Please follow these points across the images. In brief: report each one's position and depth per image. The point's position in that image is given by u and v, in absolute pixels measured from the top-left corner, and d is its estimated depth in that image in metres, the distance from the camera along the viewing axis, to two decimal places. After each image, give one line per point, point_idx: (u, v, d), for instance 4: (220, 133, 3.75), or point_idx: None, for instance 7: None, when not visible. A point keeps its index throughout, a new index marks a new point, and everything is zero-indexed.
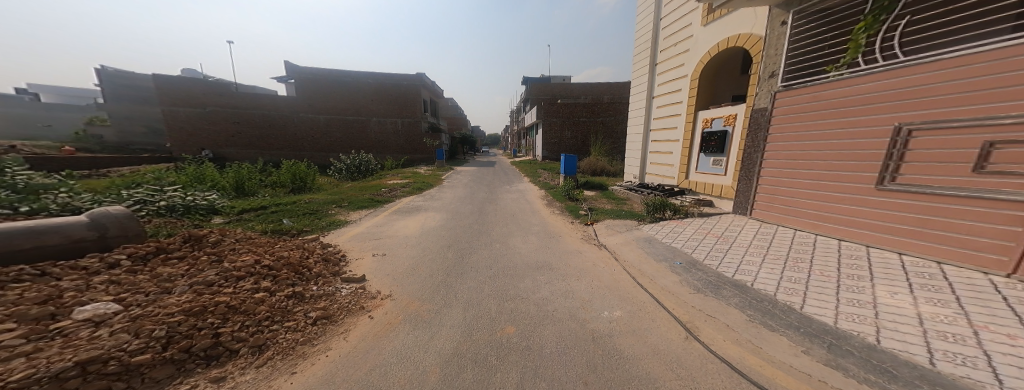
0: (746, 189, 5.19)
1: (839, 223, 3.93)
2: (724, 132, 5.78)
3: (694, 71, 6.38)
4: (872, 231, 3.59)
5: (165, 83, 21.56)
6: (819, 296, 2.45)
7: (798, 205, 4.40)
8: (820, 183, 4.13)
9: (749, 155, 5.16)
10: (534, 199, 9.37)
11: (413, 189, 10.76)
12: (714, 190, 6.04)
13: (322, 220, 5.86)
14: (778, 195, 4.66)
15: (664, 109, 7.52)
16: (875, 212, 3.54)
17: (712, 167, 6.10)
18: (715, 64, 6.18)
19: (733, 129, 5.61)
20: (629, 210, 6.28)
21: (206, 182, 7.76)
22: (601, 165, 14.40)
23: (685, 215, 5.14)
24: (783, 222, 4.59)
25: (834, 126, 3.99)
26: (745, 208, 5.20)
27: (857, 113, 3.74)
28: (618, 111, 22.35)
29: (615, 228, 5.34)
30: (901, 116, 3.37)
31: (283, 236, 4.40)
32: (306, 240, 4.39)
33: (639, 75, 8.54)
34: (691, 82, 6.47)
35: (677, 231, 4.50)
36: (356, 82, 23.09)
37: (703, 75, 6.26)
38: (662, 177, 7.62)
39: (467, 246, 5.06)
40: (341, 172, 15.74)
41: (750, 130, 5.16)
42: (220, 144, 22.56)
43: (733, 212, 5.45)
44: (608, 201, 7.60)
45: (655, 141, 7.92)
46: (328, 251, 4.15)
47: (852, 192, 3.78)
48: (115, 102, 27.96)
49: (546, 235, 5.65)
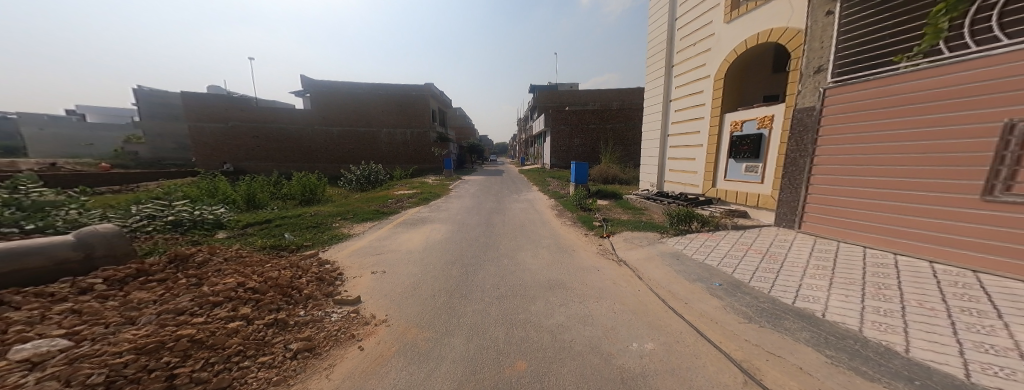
0: (791, 198, 4.68)
1: (931, 241, 3.27)
2: (758, 136, 5.30)
3: (719, 71, 5.93)
4: (981, 253, 2.92)
5: (190, 99, 22.60)
6: (929, 336, 1.90)
7: (870, 219, 3.78)
8: (891, 191, 3.58)
9: (794, 160, 4.66)
10: (544, 209, 8.98)
11: (420, 200, 10.58)
12: (750, 199, 5.50)
13: (323, 234, 5.67)
14: (837, 206, 4.11)
15: (682, 112, 7.06)
16: (985, 230, 2.90)
17: (745, 174, 5.59)
18: (744, 62, 5.73)
19: (769, 132, 5.11)
20: (649, 221, 5.79)
21: (217, 196, 7.77)
22: (613, 172, 13.89)
23: (716, 228, 4.60)
24: (846, 237, 4.01)
25: (914, 125, 3.40)
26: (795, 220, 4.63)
27: (945, 109, 3.17)
28: (629, 116, 21.83)
29: (635, 241, 4.86)
30: (1013, 110, 2.73)
31: (280, 253, 4.17)
32: (303, 258, 4.15)
33: (654, 78, 8.15)
34: (716, 82, 6.00)
35: (709, 245, 3.99)
36: (367, 95, 23.65)
37: (730, 75, 5.80)
38: (684, 185, 7.10)
39: (473, 261, 4.71)
40: (351, 183, 15.91)
41: (793, 133, 4.65)
42: (239, 157, 23.40)
43: (779, 225, 4.90)
44: (623, 211, 7.11)
45: (674, 147, 7.43)
46: (325, 270, 3.88)
47: (941, 203, 3.21)
48: (147, 120, 29.71)
49: (559, 249, 5.22)
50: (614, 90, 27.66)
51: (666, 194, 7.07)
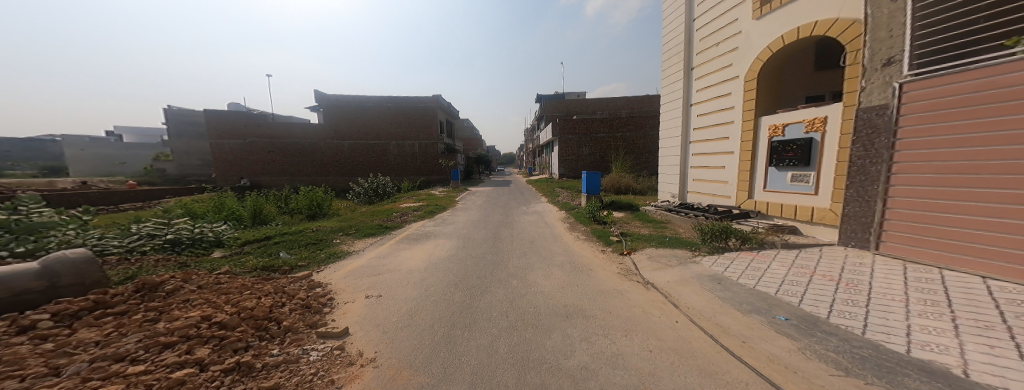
0: (862, 214, 3.86)
1: None
2: (806, 141, 4.55)
3: (751, 71, 5.33)
4: None
5: (210, 117, 23.43)
6: None
7: (984, 241, 2.90)
8: (1001, 204, 2.80)
9: (860, 167, 3.89)
10: (554, 222, 8.45)
11: (425, 213, 10.26)
12: (801, 213, 4.73)
13: (320, 251, 5.32)
14: (932, 225, 3.26)
15: (707, 117, 6.48)
16: None
17: (791, 184, 4.85)
18: (782, 59, 5.08)
19: (822, 136, 4.37)
20: (675, 235, 5.16)
21: (222, 213, 7.60)
22: (626, 181, 13.28)
23: (759, 245, 3.97)
24: (950, 264, 3.12)
25: None
26: (868, 239, 3.81)
27: None
28: (640, 124, 21.27)
29: (661, 260, 4.26)
30: None
31: (270, 275, 3.81)
32: (294, 280, 3.77)
33: (671, 82, 7.67)
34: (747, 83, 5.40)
35: (757, 266, 3.31)
36: (377, 109, 24.05)
37: (765, 74, 5.18)
38: (713, 197, 6.43)
39: (479, 283, 4.22)
40: (359, 196, 15.90)
41: (860, 135, 3.87)
42: (256, 172, 24.06)
43: (850, 245, 4.02)
44: (643, 224, 6.50)
45: (698, 155, 6.82)
46: (316, 294, 3.48)
47: None
48: (174, 139, 31.26)
49: (573, 268, 4.67)
50: (623, 98, 27.24)
51: (692, 206, 6.40)
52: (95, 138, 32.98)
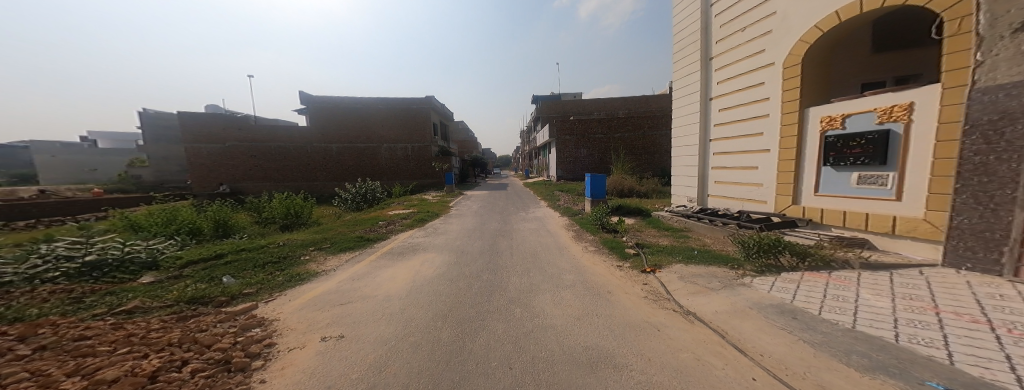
0: (982, 227, 2.89)
1: None
2: (883, 133, 3.71)
3: (791, 55, 4.64)
4: None
5: (188, 119, 22.09)
6: None
7: None
8: None
9: (976, 164, 2.94)
10: (558, 231, 7.65)
11: (415, 220, 9.34)
12: (873, 224, 3.87)
13: (278, 273, 4.34)
14: None
15: (733, 111, 5.81)
16: None
17: (858, 187, 4.03)
18: (833, 40, 4.37)
19: (905, 127, 3.53)
20: (705, 248, 4.38)
21: (171, 226, 6.45)
22: (629, 184, 12.62)
23: (827, 265, 3.15)
24: None
25: None
26: (993, 262, 2.81)
27: None
28: (638, 124, 20.78)
29: (697, 281, 3.47)
30: None
31: (183, 313, 2.75)
32: (221, 319, 2.72)
33: (686, 75, 7.02)
34: (788, 70, 4.69)
35: (843, 295, 2.47)
36: (367, 110, 23.05)
37: (811, 58, 4.47)
38: (743, 201, 5.73)
39: (473, 316, 3.34)
40: (346, 202, 14.91)
41: (972, 124, 2.97)
42: (237, 178, 22.73)
43: (964, 269, 3.02)
44: (661, 233, 5.73)
45: (723, 154, 6.14)
46: (243, 340, 2.41)
47: None
48: (151, 143, 29.64)
49: (589, 292, 3.85)
50: (619, 99, 26.94)
51: (716, 211, 5.65)
52: (66, 143, 31.16)
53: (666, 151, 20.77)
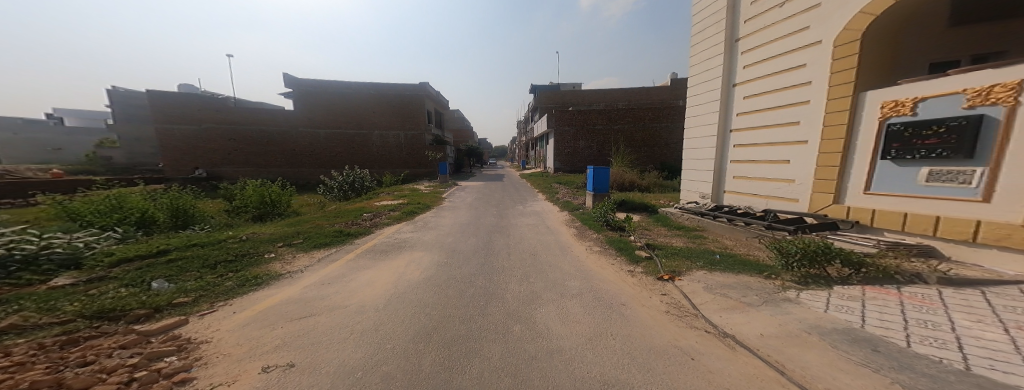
0: None
1: None
2: (973, 119, 3.05)
3: (846, 31, 4.06)
4: None
5: (160, 99, 20.59)
6: None
7: None
8: None
9: None
10: (559, 228, 7.12)
11: (405, 212, 8.69)
12: (945, 229, 3.26)
13: (226, 276, 3.68)
14: None
15: (764, 97, 5.31)
16: None
17: (926, 185, 3.42)
18: (900, 13, 3.82)
19: (1007, 111, 2.83)
20: (728, 252, 3.88)
21: (114, 216, 5.60)
22: (632, 178, 12.15)
23: (892, 276, 2.62)
24: None
25: None
26: None
27: None
28: (639, 117, 20.25)
29: (728, 294, 2.94)
30: None
31: (59, 346, 2.09)
32: (125, 345, 2.19)
33: (706, 59, 6.51)
34: (840, 48, 4.12)
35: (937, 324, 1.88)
36: (356, 95, 21.83)
37: (872, 32, 3.89)
38: (772, 199, 5.28)
39: (457, 336, 2.77)
40: (333, 190, 14.10)
41: None
42: (215, 162, 21.42)
43: None
44: (673, 233, 5.23)
45: (750, 145, 5.66)
46: (140, 379, 1.80)
47: None
48: (123, 123, 27.86)
49: (600, 306, 3.30)
50: (619, 90, 26.33)
51: (734, 209, 5.14)
52: (30, 121, 29.16)
53: (667, 145, 20.36)
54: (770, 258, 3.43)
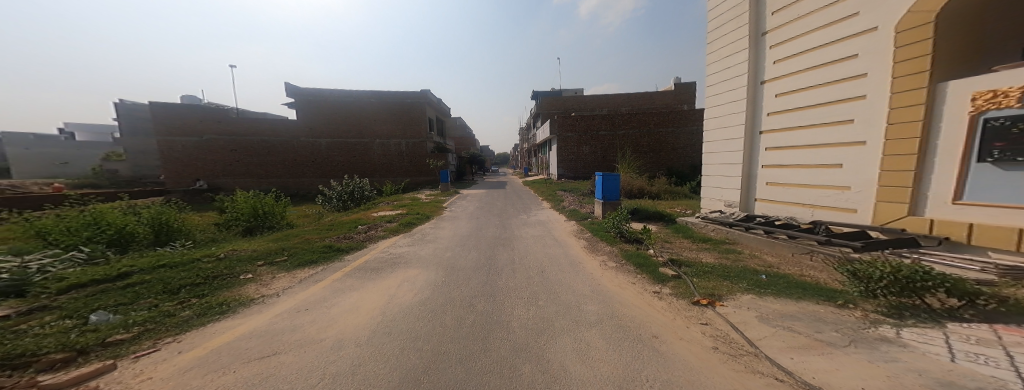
0: None
1: None
2: None
3: (911, 14, 3.59)
4: None
5: (162, 110, 20.58)
6: None
7: None
8: None
9: None
10: (569, 240, 6.56)
11: (402, 223, 8.18)
12: None
13: (185, 304, 3.10)
14: None
15: (803, 94, 4.87)
16: None
17: None
18: None
19: None
20: (776, 272, 3.24)
21: (80, 233, 5.04)
22: (641, 184, 11.61)
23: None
24: None
25: None
26: None
27: None
28: (644, 121, 19.79)
29: (794, 329, 2.32)
30: None
31: None
32: None
33: (727, 56, 6.15)
34: (905, 34, 3.65)
35: None
36: (356, 103, 21.66)
37: (947, 14, 3.41)
38: (819, 208, 4.77)
39: (452, 383, 2.18)
40: (331, 200, 13.70)
41: None
42: (215, 173, 21.23)
43: None
44: (700, 245, 4.65)
45: (789, 148, 5.16)
46: None
47: None
48: (129, 136, 28.08)
49: (627, 339, 2.71)
50: (621, 95, 26.05)
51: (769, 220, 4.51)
52: (42, 136, 29.67)
53: (673, 149, 19.79)
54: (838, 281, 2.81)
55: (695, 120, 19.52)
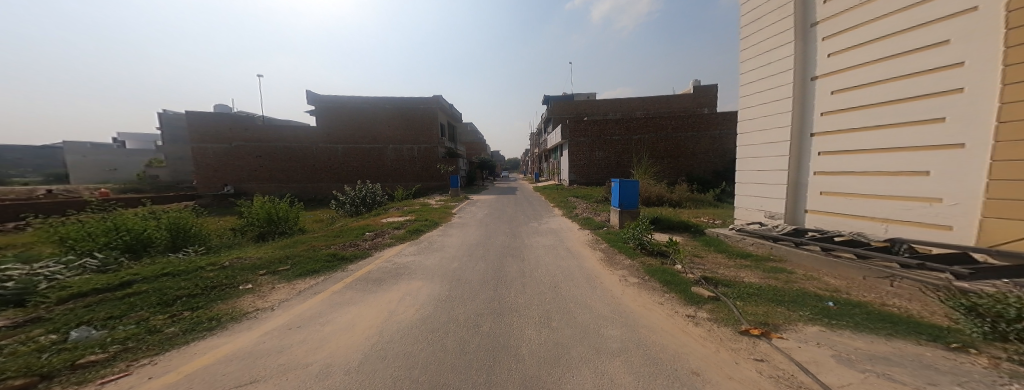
0: None
1: None
2: None
3: None
4: None
5: (195, 119, 21.87)
6: None
7: None
8: None
9: None
10: (584, 252, 6.08)
11: (410, 230, 7.99)
12: None
13: (174, 318, 2.91)
14: None
15: (870, 90, 4.23)
16: None
17: None
18: None
19: None
20: (847, 300, 2.61)
21: (97, 239, 5.12)
22: (660, 191, 10.94)
23: None
24: None
25: None
26: None
27: None
28: (662, 124, 18.96)
29: (892, 376, 1.73)
30: None
31: None
32: None
33: (766, 51, 5.56)
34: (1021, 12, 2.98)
35: None
36: (372, 110, 22.16)
37: None
38: (894, 222, 4.09)
39: None
40: (344, 205, 13.84)
41: None
42: (241, 178, 22.25)
43: None
44: (738, 262, 4.06)
45: (854, 153, 4.47)
46: None
47: None
48: (167, 144, 30.16)
49: (659, 376, 2.23)
50: (638, 99, 25.30)
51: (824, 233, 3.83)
52: (95, 145, 32.51)
53: (693, 153, 18.77)
54: (939, 313, 2.17)
55: (717, 123, 18.53)
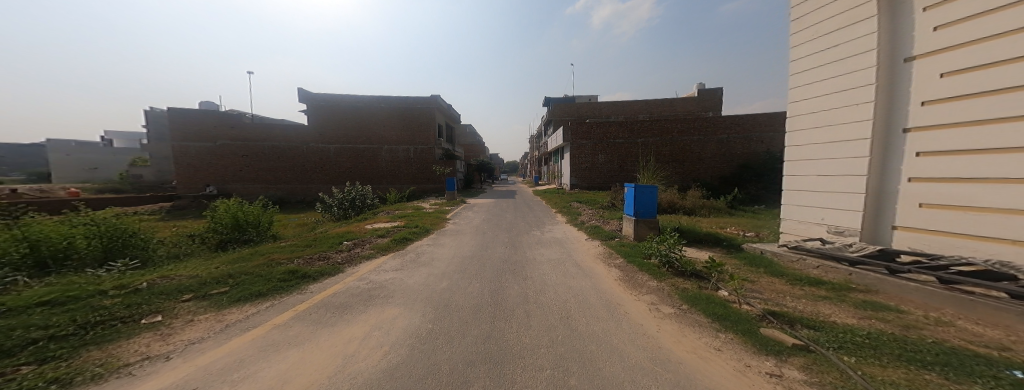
0: None
1: None
2: None
3: None
4: None
5: (178, 116, 20.81)
6: None
7: None
8: None
9: None
10: (597, 269, 5.11)
11: (396, 239, 6.98)
12: None
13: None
14: None
15: (999, 70, 2.83)
16: None
17: None
18: None
19: None
20: None
21: None
22: (672, 198, 10.05)
23: None
24: None
25: None
26: None
27: None
28: (667, 128, 18.22)
29: None
30: None
31: None
32: None
33: (828, 31, 4.41)
34: None
35: None
36: (366, 109, 21.25)
37: None
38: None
39: None
40: (330, 209, 12.82)
41: None
42: (226, 179, 21.13)
43: None
44: (812, 292, 3.11)
45: (964, 156, 3.08)
46: None
47: None
48: (153, 142, 28.97)
49: None
50: (640, 102, 24.69)
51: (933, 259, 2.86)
52: (79, 143, 31.32)
53: (700, 158, 18.01)
54: None
55: (724, 127, 17.81)
